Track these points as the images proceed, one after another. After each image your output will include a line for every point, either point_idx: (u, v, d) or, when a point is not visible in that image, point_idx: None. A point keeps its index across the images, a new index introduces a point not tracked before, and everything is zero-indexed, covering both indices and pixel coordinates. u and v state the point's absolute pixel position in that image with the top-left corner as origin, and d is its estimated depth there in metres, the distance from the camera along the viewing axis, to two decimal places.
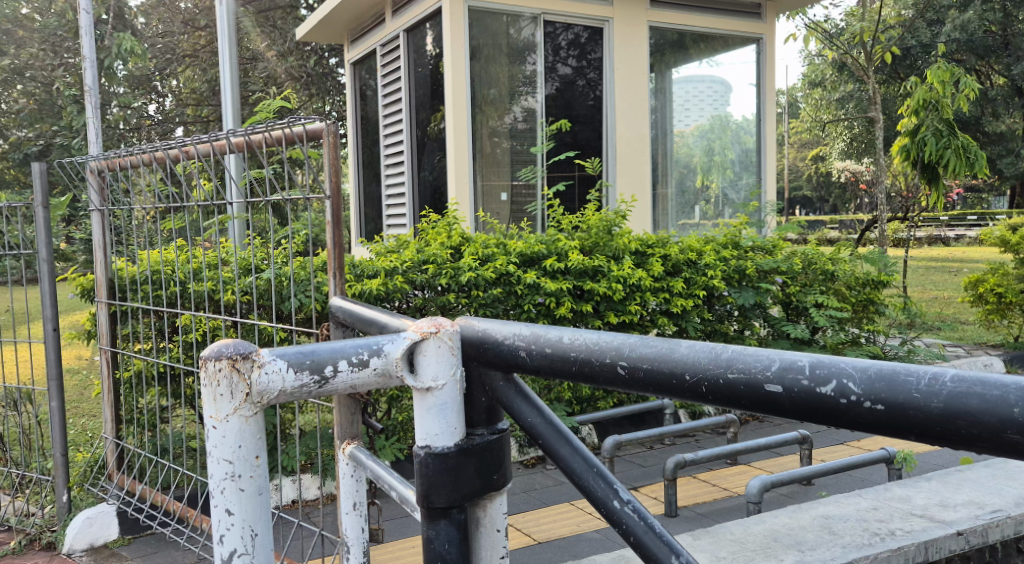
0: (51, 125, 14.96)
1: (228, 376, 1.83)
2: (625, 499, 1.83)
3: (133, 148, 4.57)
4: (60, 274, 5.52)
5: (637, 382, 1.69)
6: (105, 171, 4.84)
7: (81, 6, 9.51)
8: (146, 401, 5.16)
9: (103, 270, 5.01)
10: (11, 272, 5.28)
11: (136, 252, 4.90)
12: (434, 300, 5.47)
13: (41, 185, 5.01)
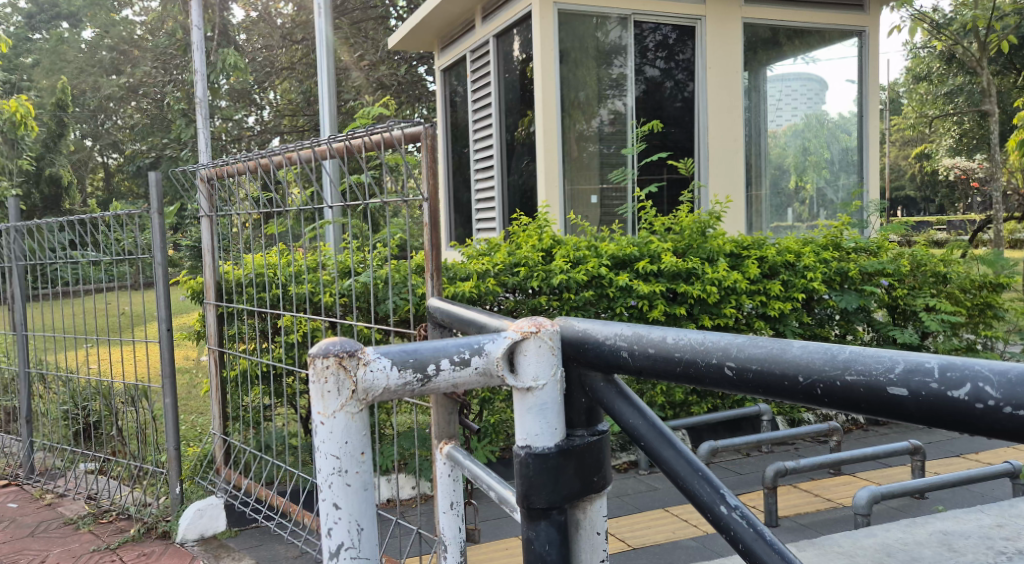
0: (161, 138, 16.16)
1: (335, 373, 2.01)
2: (733, 506, 1.99)
3: (238, 157, 4.73)
4: (171, 278, 5.75)
5: (746, 382, 1.86)
6: (214, 179, 5.05)
7: (194, 24, 9.98)
8: (250, 400, 5.26)
9: (210, 273, 5.25)
10: (127, 276, 5.53)
11: (240, 256, 5.05)
12: (526, 303, 5.50)
13: (155, 193, 5.26)
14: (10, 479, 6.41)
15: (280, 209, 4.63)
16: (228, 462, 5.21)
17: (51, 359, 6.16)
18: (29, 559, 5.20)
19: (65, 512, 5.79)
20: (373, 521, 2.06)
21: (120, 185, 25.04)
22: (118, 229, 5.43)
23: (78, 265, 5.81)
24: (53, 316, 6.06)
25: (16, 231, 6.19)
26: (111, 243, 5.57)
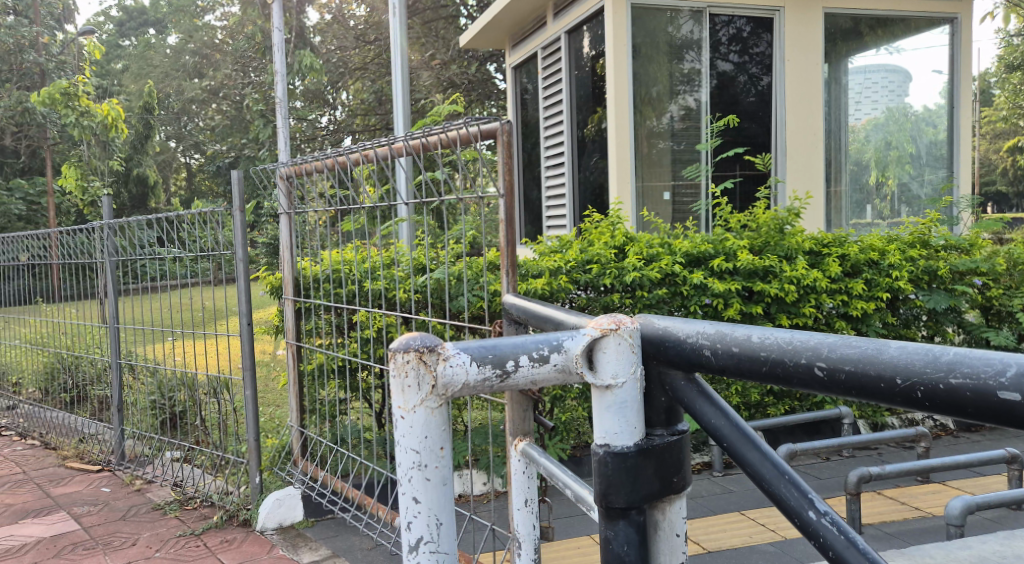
0: (240, 138, 16.57)
1: (415, 367, 2.13)
2: (822, 511, 2.03)
3: (315, 155, 4.93)
4: (251, 273, 5.88)
5: (838, 384, 1.93)
6: (293, 176, 5.22)
7: (274, 26, 10.17)
8: (324, 394, 5.35)
9: (289, 269, 5.40)
10: (207, 273, 5.68)
11: (316, 253, 5.15)
12: (598, 300, 5.48)
13: (237, 190, 5.46)
14: (103, 465, 6.68)
15: (358, 205, 4.77)
16: (305, 454, 5.44)
17: (137, 350, 6.33)
18: (120, 542, 5.44)
19: (154, 498, 6.05)
20: (452, 516, 2.17)
21: (202, 185, 25.57)
22: (200, 227, 5.62)
23: (163, 261, 5.97)
24: (142, 311, 6.24)
25: (110, 229, 6.35)
26: (193, 240, 5.74)
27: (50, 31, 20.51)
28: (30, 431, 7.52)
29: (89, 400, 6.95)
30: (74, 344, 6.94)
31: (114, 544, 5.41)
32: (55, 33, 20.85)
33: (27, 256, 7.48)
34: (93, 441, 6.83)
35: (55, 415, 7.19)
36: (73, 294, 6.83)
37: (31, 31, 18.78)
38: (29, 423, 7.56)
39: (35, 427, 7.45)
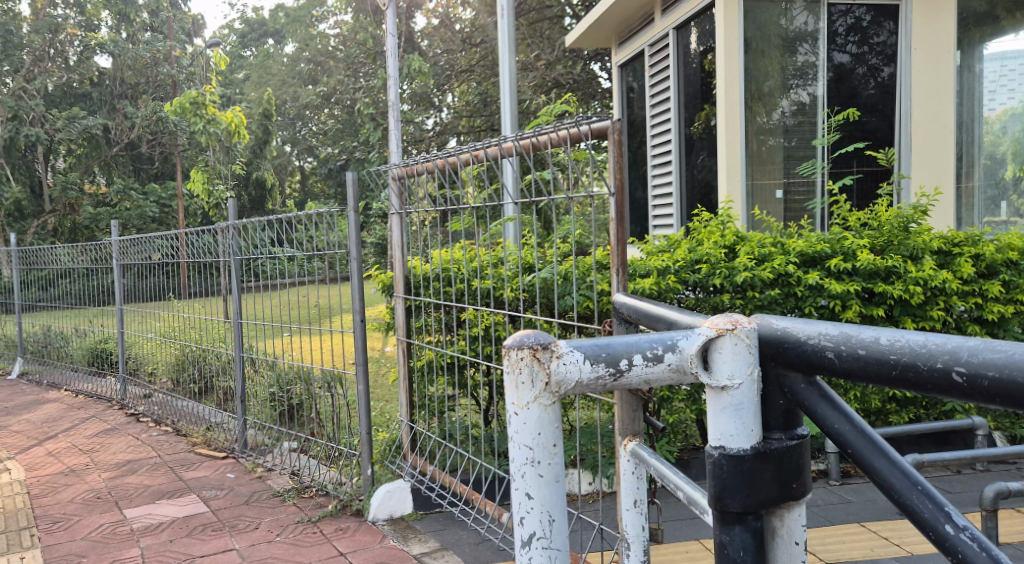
0: (351, 141, 16.98)
1: (529, 365, 2.14)
2: (961, 526, 1.99)
3: (428, 156, 5.08)
4: (364, 272, 6.00)
5: (979, 391, 1.90)
6: (402, 178, 5.40)
7: (388, 30, 10.34)
8: (434, 389, 5.47)
9: (400, 267, 5.60)
10: (317, 271, 5.84)
11: (429, 252, 5.29)
12: (707, 300, 5.42)
13: (351, 192, 5.57)
14: (228, 451, 6.95)
15: (466, 204, 4.90)
16: (413, 449, 5.69)
17: (257, 344, 6.51)
18: (244, 525, 5.69)
19: (274, 485, 6.29)
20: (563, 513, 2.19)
21: (315, 186, 26.28)
22: (317, 227, 5.78)
23: (280, 261, 6.19)
24: (256, 308, 6.45)
25: (236, 229, 6.58)
26: (306, 240, 5.95)
27: (180, 43, 21.25)
28: (164, 418, 7.82)
29: (215, 391, 7.12)
30: (202, 338, 7.12)
31: (239, 527, 5.66)
32: (185, 47, 21.63)
33: (159, 255, 7.74)
34: (218, 429, 7.08)
35: (185, 404, 7.46)
36: (199, 291, 7.06)
37: (164, 46, 19.60)
38: (162, 410, 7.87)
39: (168, 414, 7.74)
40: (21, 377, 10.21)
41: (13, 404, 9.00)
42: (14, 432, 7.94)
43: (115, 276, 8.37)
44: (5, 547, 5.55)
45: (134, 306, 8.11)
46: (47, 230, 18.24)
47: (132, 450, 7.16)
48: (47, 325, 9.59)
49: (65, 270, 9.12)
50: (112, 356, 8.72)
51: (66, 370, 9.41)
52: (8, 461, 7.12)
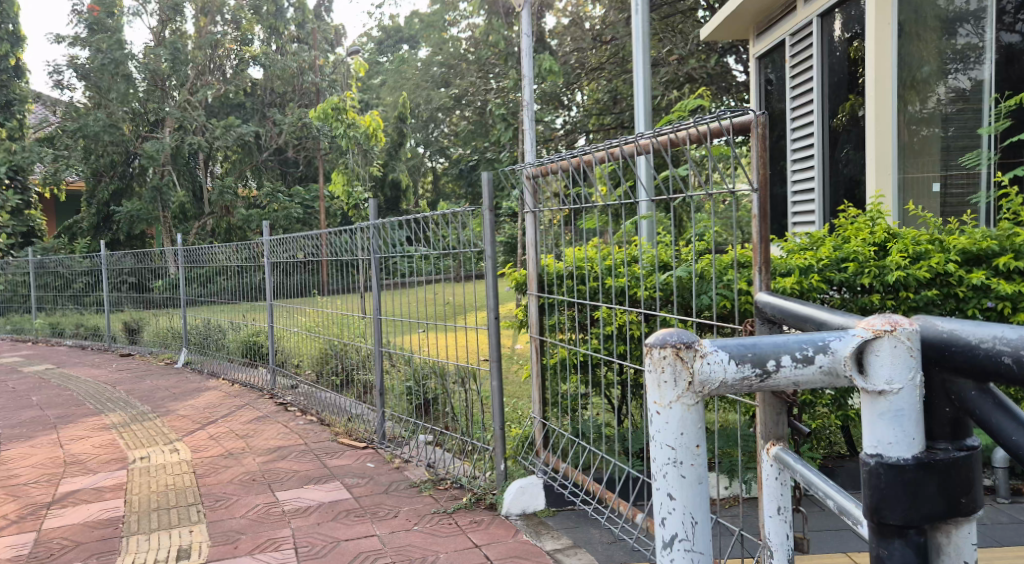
0: (482, 142, 17.22)
1: (673, 363, 2.11)
2: None
3: (561, 154, 5.13)
4: (497, 270, 6.02)
5: None
6: (537, 176, 5.48)
7: (523, 29, 10.38)
8: (566, 386, 5.50)
9: (533, 266, 5.66)
10: (451, 270, 5.92)
11: (561, 250, 5.34)
12: (854, 300, 5.27)
13: (486, 192, 5.61)
14: (368, 442, 7.09)
15: (592, 203, 4.96)
16: (546, 446, 5.75)
17: (392, 338, 6.65)
18: (385, 513, 5.81)
19: (411, 476, 6.39)
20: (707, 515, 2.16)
21: (448, 186, 26.72)
22: (453, 227, 5.86)
23: (412, 259, 6.34)
24: (391, 304, 6.57)
25: (376, 228, 6.70)
26: (439, 239, 6.06)
27: (323, 53, 21.83)
28: (310, 409, 8.07)
29: (355, 383, 7.28)
30: (343, 332, 7.29)
31: (380, 514, 5.78)
32: (328, 56, 22.21)
33: (302, 254, 8.00)
34: (359, 421, 7.25)
35: (328, 395, 7.67)
36: (341, 288, 7.25)
37: (310, 56, 20.13)
38: (308, 401, 8.11)
39: (314, 405, 7.98)
40: (186, 366, 10.69)
41: (177, 390, 9.47)
42: (181, 416, 8.34)
43: (266, 273, 8.65)
44: (174, 521, 5.83)
45: (283, 302, 8.36)
46: (205, 232, 19.70)
47: (283, 437, 7.42)
48: (208, 319, 10.05)
49: (222, 268, 9.53)
50: (263, 349, 9.02)
51: (223, 360, 9.81)
52: (175, 442, 7.48)
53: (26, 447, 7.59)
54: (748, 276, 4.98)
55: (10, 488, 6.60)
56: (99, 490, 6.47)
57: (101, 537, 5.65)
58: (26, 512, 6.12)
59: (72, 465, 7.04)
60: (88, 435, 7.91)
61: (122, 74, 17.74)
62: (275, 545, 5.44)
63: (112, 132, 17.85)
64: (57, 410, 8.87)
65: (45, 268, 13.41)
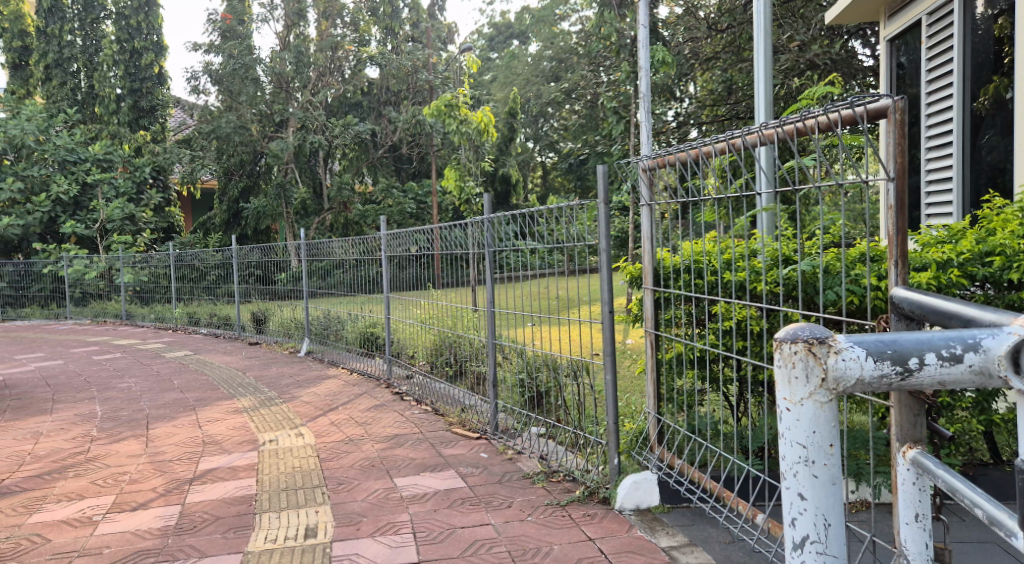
0: (594, 135, 17.06)
1: (803, 359, 2.48)
2: None
3: (682, 145, 5.05)
4: (612, 263, 5.94)
5: None
6: (655, 168, 5.41)
7: (641, 21, 10.21)
8: (682, 382, 5.42)
9: (649, 260, 5.57)
10: (561, 264, 5.88)
11: (679, 244, 5.27)
12: (998, 296, 5.00)
13: (601, 185, 5.55)
14: (481, 433, 7.11)
15: (707, 194, 4.93)
16: (661, 441, 5.62)
17: (505, 330, 6.64)
18: (499, 502, 5.81)
19: (524, 467, 6.38)
20: (838, 518, 2.50)
21: (558, 180, 26.64)
22: (569, 220, 5.81)
23: (522, 253, 6.32)
24: (503, 297, 6.57)
25: (489, 222, 6.71)
26: (548, 233, 6.05)
27: (437, 52, 21.79)
28: (425, 398, 8.14)
29: (468, 374, 7.30)
30: (456, 324, 7.31)
31: (494, 503, 5.79)
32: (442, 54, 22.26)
33: (417, 248, 8.08)
34: (472, 411, 7.27)
35: (441, 386, 7.73)
36: (454, 282, 7.28)
37: (424, 54, 19.60)
38: (423, 391, 8.18)
39: (428, 395, 8.05)
40: (308, 355, 10.94)
41: (300, 378, 9.70)
42: (305, 402, 8.54)
43: (383, 265, 8.74)
44: (302, 501, 5.96)
45: (398, 294, 8.44)
46: (324, 227, 20.22)
47: (400, 426, 7.51)
48: (328, 309, 10.24)
49: (340, 261, 9.71)
50: (379, 340, 9.15)
51: (342, 350, 9.99)
52: (301, 427, 7.66)
53: (169, 426, 7.89)
54: (879, 270, 4.79)
55: (156, 464, 6.87)
56: (234, 468, 6.68)
57: (237, 513, 5.83)
58: (172, 486, 6.36)
59: (210, 445, 7.28)
60: (223, 417, 8.17)
61: (251, 77, 18.30)
62: (395, 529, 5.51)
63: (242, 133, 18.58)
64: (195, 393, 9.20)
65: (182, 260, 13.90)
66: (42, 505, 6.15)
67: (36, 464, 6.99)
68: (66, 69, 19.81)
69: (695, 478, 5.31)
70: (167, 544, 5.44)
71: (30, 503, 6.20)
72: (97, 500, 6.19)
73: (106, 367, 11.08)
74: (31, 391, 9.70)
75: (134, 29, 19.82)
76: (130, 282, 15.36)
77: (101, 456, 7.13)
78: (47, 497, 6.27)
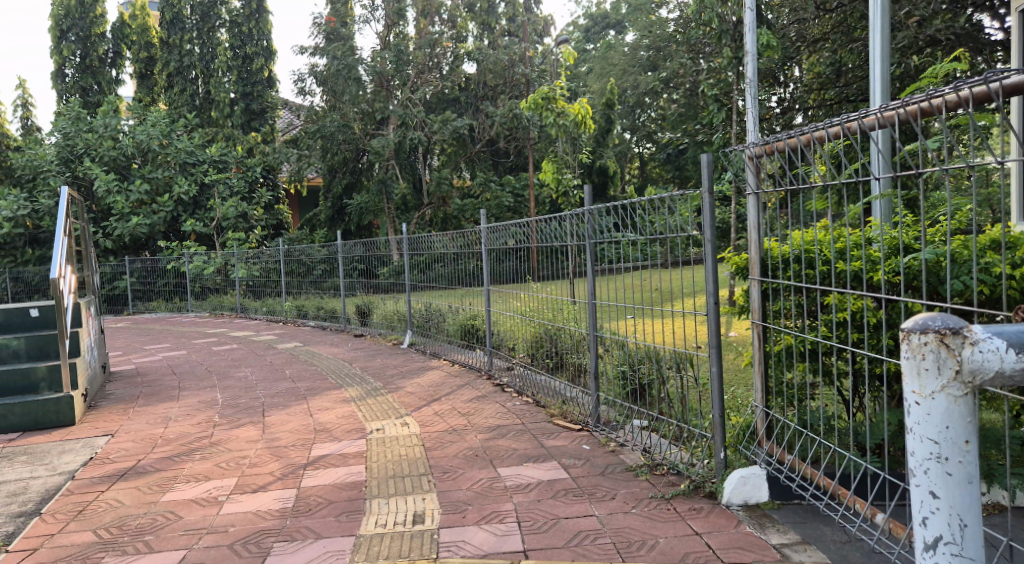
0: (693, 124, 16.61)
1: (936, 353, 2.83)
2: None
3: (792, 131, 4.91)
4: (717, 252, 5.77)
5: None
6: (762, 155, 5.27)
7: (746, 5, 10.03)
8: (793, 376, 5.25)
9: (756, 250, 5.42)
10: (659, 256, 5.78)
11: (789, 233, 5.14)
12: None
13: (706, 173, 5.41)
14: (583, 424, 7.01)
15: (819, 181, 4.78)
16: (769, 436, 5.53)
17: (607, 322, 6.52)
18: (602, 494, 5.72)
19: (626, 459, 6.26)
20: (973, 516, 2.85)
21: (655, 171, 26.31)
22: (670, 210, 5.68)
23: (620, 245, 6.19)
24: (604, 289, 6.45)
25: (587, 214, 6.56)
26: (647, 225, 5.92)
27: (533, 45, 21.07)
28: (525, 390, 8.10)
29: (568, 366, 7.23)
30: (555, 316, 7.24)
31: (597, 495, 5.70)
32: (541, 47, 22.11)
33: (514, 241, 8.05)
34: (573, 404, 7.19)
35: (541, 378, 7.67)
36: (552, 275, 7.22)
37: (521, 47, 19.56)
38: (524, 382, 8.14)
39: (529, 387, 8.01)
40: (411, 347, 10.99)
41: (404, 369, 9.77)
42: (409, 393, 8.60)
43: (483, 258, 8.70)
44: (410, 488, 5.98)
45: (497, 286, 8.40)
46: (424, 222, 20.28)
47: (501, 417, 7.47)
48: (430, 302, 10.29)
49: (440, 255, 9.75)
50: (480, 332, 9.16)
51: (443, 342, 10.03)
52: (406, 417, 7.71)
53: (284, 414, 8.04)
54: (1012, 258, 4.53)
55: (273, 449, 7.00)
56: (344, 455, 6.75)
57: (349, 498, 5.88)
58: (288, 470, 6.47)
59: (321, 432, 7.38)
60: (332, 406, 8.28)
61: (353, 77, 18.37)
62: (500, 517, 5.48)
63: (345, 131, 18.86)
64: (306, 383, 9.37)
65: (291, 255, 14.19)
66: (173, 484, 6.33)
67: (166, 446, 7.20)
68: (185, 76, 20.54)
69: (807, 474, 5.27)
70: (284, 526, 5.53)
71: (163, 482, 6.39)
72: (221, 481, 6.34)
73: (224, 357, 11.39)
74: (159, 379, 10.03)
75: (246, 36, 20.48)
76: (245, 277, 15.74)
77: (223, 440, 7.31)
78: (177, 478, 6.45)
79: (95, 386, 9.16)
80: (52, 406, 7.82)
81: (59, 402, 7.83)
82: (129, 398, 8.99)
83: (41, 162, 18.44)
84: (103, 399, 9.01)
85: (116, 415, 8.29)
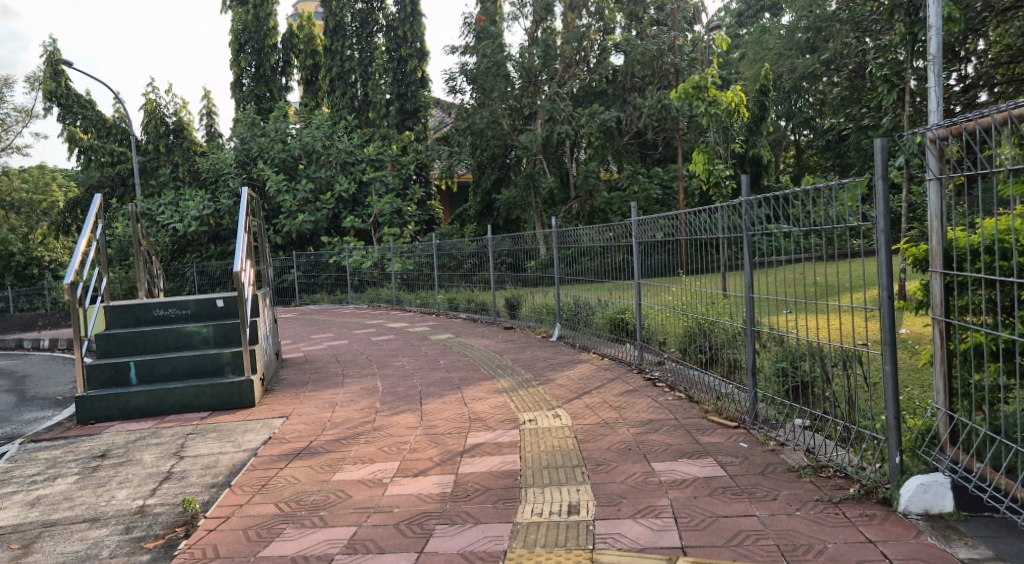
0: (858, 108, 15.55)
1: None
2: None
3: (986, 109, 4.53)
4: (891, 243, 5.31)
5: None
6: (943, 139, 4.86)
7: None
8: (984, 376, 4.77)
9: (937, 240, 4.98)
10: (818, 248, 5.41)
11: (981, 219, 4.69)
12: None
13: (881, 156, 5.01)
14: (740, 421, 6.56)
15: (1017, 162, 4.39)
16: (954, 441, 5.03)
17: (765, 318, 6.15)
18: (764, 493, 5.36)
19: (787, 459, 5.83)
20: None
21: (815, 159, 25.17)
22: (834, 197, 5.30)
23: (777, 239, 5.84)
24: (761, 283, 6.08)
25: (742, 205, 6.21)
26: (805, 216, 5.55)
27: (685, 33, 19.87)
28: (677, 385, 7.76)
29: (722, 361, 6.86)
30: (708, 310, 6.88)
31: (758, 494, 5.35)
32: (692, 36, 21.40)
33: (660, 234, 7.64)
34: (728, 400, 6.78)
35: (694, 372, 7.31)
36: (704, 268, 6.87)
37: (670, 36, 18.51)
38: (675, 377, 7.79)
39: (681, 382, 7.67)
40: (560, 340, 10.80)
41: (552, 363, 9.59)
42: (561, 385, 8.41)
43: (633, 251, 8.36)
44: (565, 479, 5.79)
45: (649, 279, 8.08)
46: (571, 215, 20.30)
47: (654, 411, 7.17)
48: (578, 296, 10.06)
49: (588, 248, 9.49)
50: (630, 326, 8.86)
51: (592, 335, 9.80)
52: (558, 409, 7.52)
53: (439, 402, 8.00)
54: None
55: (431, 436, 6.94)
56: (500, 444, 6.61)
57: (506, 486, 5.74)
58: (446, 457, 6.38)
59: (476, 422, 7.27)
60: (485, 396, 8.19)
61: (502, 75, 18.49)
62: (657, 512, 5.21)
63: (495, 127, 18.83)
64: (459, 373, 9.33)
65: (443, 249, 14.16)
66: (342, 465, 6.35)
67: (333, 429, 7.25)
68: (345, 80, 21.10)
69: (1001, 484, 4.75)
70: (445, 509, 5.44)
71: (332, 462, 6.41)
72: (385, 464, 6.31)
73: (383, 347, 11.52)
74: (325, 366, 10.22)
75: (401, 39, 20.65)
76: (399, 271, 15.91)
77: (385, 426, 7.32)
78: (345, 459, 6.47)
79: (270, 371, 9.37)
80: (236, 388, 7.99)
81: (241, 384, 8.00)
82: (300, 384, 9.17)
83: (221, 165, 19.36)
84: (276, 384, 9.22)
85: (288, 398, 8.43)
